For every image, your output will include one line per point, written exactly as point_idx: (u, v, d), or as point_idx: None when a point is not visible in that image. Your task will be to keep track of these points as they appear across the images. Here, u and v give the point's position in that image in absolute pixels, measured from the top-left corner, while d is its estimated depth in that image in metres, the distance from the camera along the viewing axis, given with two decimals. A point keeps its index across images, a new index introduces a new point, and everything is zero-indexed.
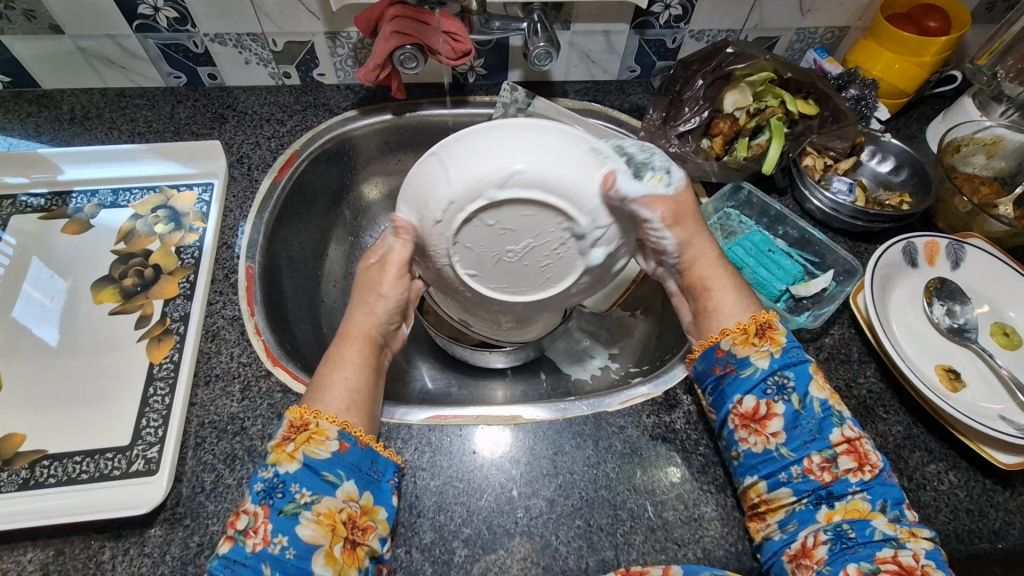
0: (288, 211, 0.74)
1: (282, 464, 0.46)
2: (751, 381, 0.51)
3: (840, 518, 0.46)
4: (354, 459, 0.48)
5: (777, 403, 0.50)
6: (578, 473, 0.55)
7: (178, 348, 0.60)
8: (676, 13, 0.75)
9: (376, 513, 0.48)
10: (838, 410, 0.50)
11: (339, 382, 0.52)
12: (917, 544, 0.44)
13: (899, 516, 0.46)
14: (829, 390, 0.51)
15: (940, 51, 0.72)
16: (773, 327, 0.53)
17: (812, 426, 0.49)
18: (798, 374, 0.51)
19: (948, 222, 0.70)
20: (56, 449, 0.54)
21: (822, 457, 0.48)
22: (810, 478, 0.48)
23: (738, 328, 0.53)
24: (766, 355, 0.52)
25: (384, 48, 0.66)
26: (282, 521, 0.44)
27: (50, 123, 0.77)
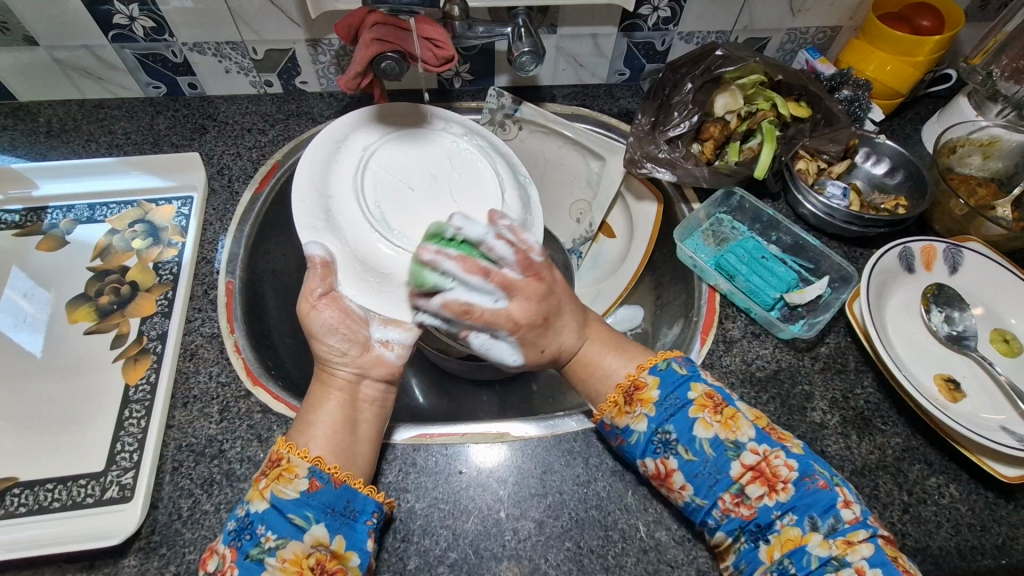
0: (270, 224, 0.73)
1: (252, 504, 0.45)
2: (641, 448, 0.50)
3: (779, 554, 0.45)
4: (326, 498, 0.46)
5: (670, 458, 0.48)
6: (567, 493, 0.53)
7: (155, 368, 0.58)
8: (665, 15, 0.74)
9: (347, 558, 0.45)
10: (733, 438, 0.48)
11: (318, 420, 0.51)
12: (856, 556, 0.42)
13: (835, 526, 0.44)
14: (717, 423, 0.48)
15: (934, 50, 0.71)
16: (641, 387, 0.51)
17: (711, 468, 0.47)
18: (678, 425, 0.49)
19: (945, 225, 0.68)
20: (28, 477, 0.52)
21: (732, 494, 0.47)
22: (732, 517, 0.47)
23: (610, 399, 0.52)
24: (642, 418, 0.50)
25: (364, 56, 0.64)
26: (247, 566, 0.43)
27: (26, 137, 0.75)
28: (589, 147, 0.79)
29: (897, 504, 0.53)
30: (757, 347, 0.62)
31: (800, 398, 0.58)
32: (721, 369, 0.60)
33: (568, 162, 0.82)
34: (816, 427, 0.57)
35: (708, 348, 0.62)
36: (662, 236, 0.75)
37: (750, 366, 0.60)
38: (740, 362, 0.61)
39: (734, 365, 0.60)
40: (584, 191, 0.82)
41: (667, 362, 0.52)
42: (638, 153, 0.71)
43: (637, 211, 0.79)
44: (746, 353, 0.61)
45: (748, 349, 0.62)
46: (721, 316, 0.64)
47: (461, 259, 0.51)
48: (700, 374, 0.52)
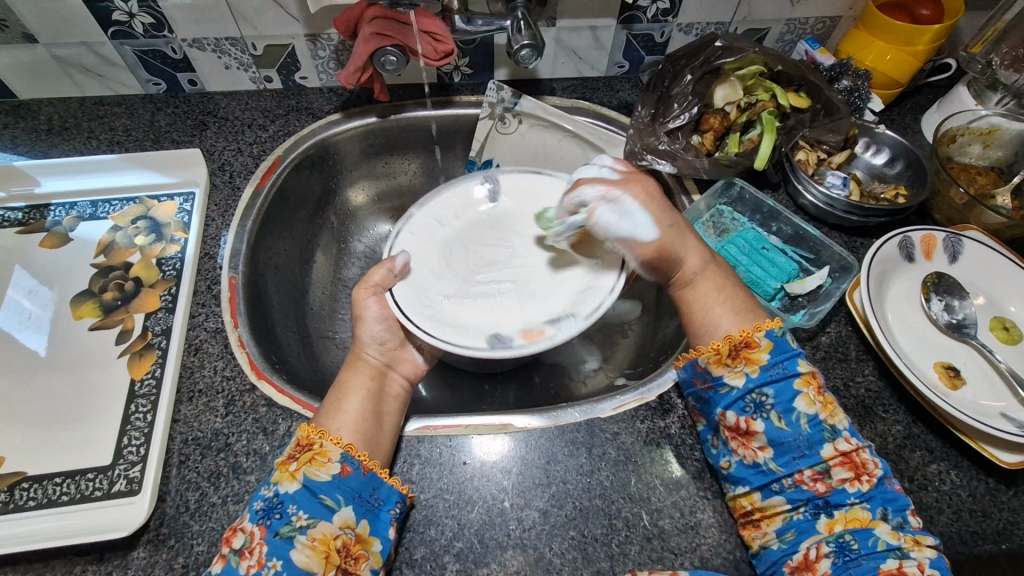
0: (273, 219, 0.73)
1: (283, 484, 0.46)
2: (727, 401, 0.51)
3: (841, 529, 0.46)
4: (355, 484, 0.48)
5: (757, 420, 0.50)
6: (571, 482, 0.54)
7: (160, 363, 0.58)
8: (663, 7, 0.74)
9: (370, 544, 0.46)
10: (832, 422, 0.49)
11: (346, 406, 0.52)
12: (922, 554, 0.44)
13: (902, 523, 0.46)
14: (821, 403, 0.50)
15: (933, 39, 0.71)
16: (753, 347, 0.52)
17: (801, 441, 0.49)
18: (780, 391, 0.50)
19: (945, 214, 0.68)
20: (37, 471, 0.53)
21: (814, 470, 0.48)
22: (802, 489, 0.48)
23: (713, 346, 0.53)
24: (741, 375, 0.51)
25: (363, 50, 0.64)
26: (277, 544, 0.44)
27: (27, 134, 0.75)
28: (589, 138, 0.79)
29: None
30: None
31: None
32: None
33: (567, 154, 0.81)
34: None
35: None
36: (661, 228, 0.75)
37: None
38: None
39: None
40: None
41: (782, 330, 0.52)
42: (638, 145, 0.72)
43: None
44: None
45: None
46: None
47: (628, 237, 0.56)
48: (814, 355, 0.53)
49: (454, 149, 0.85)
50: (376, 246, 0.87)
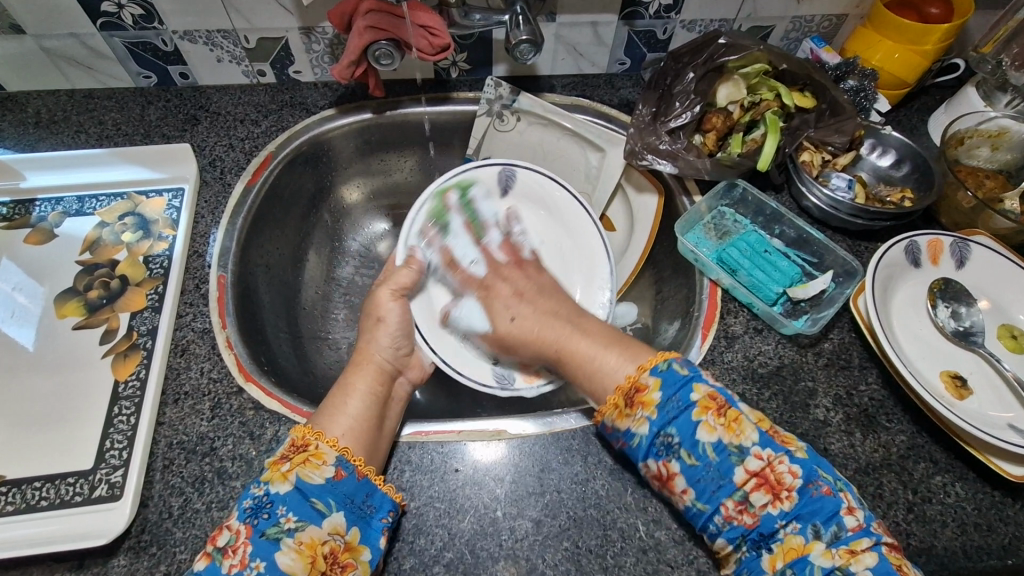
0: (264, 216, 0.71)
1: (274, 483, 0.45)
2: (641, 452, 0.48)
3: (783, 564, 0.43)
4: (348, 489, 0.46)
5: (671, 462, 0.46)
6: (566, 491, 0.52)
7: (145, 364, 0.57)
8: (666, 3, 0.72)
9: (359, 552, 0.45)
10: (736, 443, 0.45)
11: (347, 408, 0.51)
12: (860, 565, 0.40)
13: (837, 534, 0.42)
14: (721, 427, 0.46)
15: (942, 39, 0.69)
16: (641, 389, 0.48)
17: (714, 473, 0.45)
18: (680, 429, 0.46)
19: (952, 218, 0.67)
20: (16, 475, 0.51)
21: (735, 501, 0.45)
22: (734, 525, 0.45)
23: (611, 401, 0.50)
24: (643, 421, 0.48)
25: (357, 44, 0.63)
26: (261, 544, 0.42)
27: (15, 128, 0.74)
28: (589, 138, 0.76)
29: (901, 503, 0.52)
30: (759, 343, 0.60)
31: (803, 395, 0.57)
32: (723, 365, 0.59)
33: (567, 154, 0.79)
34: (819, 424, 0.56)
35: (709, 345, 0.60)
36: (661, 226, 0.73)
37: (752, 362, 0.59)
38: (741, 358, 0.59)
39: (736, 361, 0.59)
40: (582, 184, 0.79)
41: (668, 362, 0.49)
42: (639, 144, 0.70)
43: (637, 204, 0.76)
44: (748, 349, 0.60)
45: (750, 344, 0.60)
46: (723, 311, 0.63)
47: (466, 224, 0.70)
48: (704, 374, 0.49)
49: (452, 146, 0.83)
50: (371, 244, 0.86)
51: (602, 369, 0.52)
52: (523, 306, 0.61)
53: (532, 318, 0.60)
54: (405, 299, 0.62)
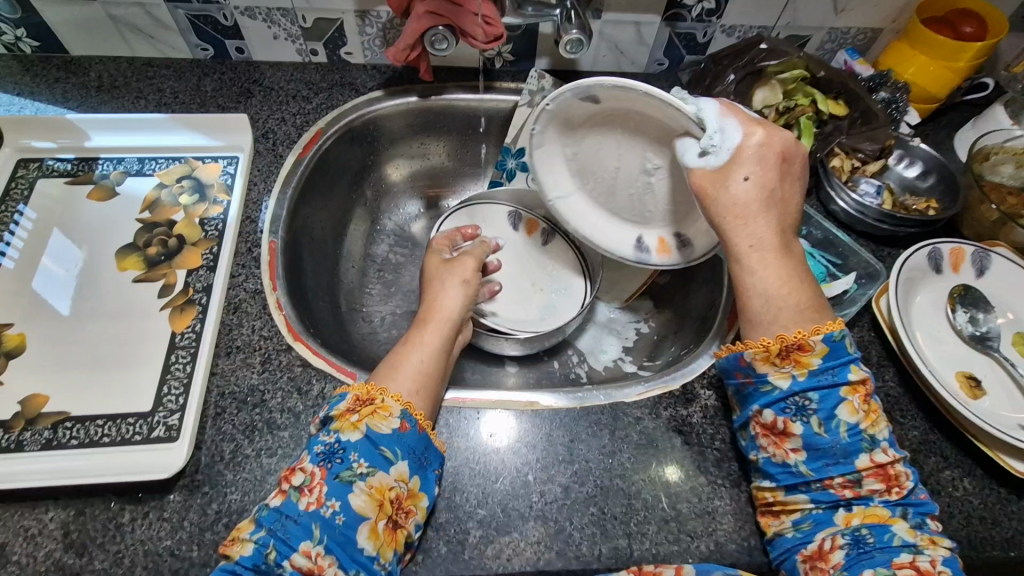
0: (312, 189, 0.75)
1: (344, 432, 0.48)
2: (768, 399, 0.50)
3: (859, 522, 0.46)
4: (412, 441, 0.50)
5: (796, 421, 0.49)
6: (593, 461, 0.55)
7: (201, 318, 0.60)
8: (709, 7, 0.75)
9: (418, 499, 0.49)
10: (871, 432, 0.48)
11: (411, 361, 0.55)
12: (936, 551, 0.44)
13: (920, 524, 0.46)
14: (863, 411, 0.48)
15: (975, 57, 0.72)
16: (805, 349, 0.49)
17: (838, 449, 0.48)
18: (825, 398, 0.48)
19: (974, 230, 0.69)
20: (79, 412, 0.54)
21: (845, 478, 0.48)
22: (829, 491, 0.48)
23: (763, 341, 0.51)
24: (787, 376, 0.50)
25: (416, 28, 0.66)
26: (337, 486, 0.46)
27: (77, 90, 0.77)
28: None
29: None
30: None
31: None
32: None
33: None
34: None
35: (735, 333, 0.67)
36: (790, 187, 0.54)
37: None
38: None
39: None
40: None
41: (841, 333, 0.49)
42: None
43: None
44: None
45: None
46: None
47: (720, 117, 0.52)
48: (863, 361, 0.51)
49: (491, 135, 0.87)
50: (405, 225, 0.89)
51: (784, 309, 0.51)
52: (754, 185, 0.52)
53: (731, 204, 0.53)
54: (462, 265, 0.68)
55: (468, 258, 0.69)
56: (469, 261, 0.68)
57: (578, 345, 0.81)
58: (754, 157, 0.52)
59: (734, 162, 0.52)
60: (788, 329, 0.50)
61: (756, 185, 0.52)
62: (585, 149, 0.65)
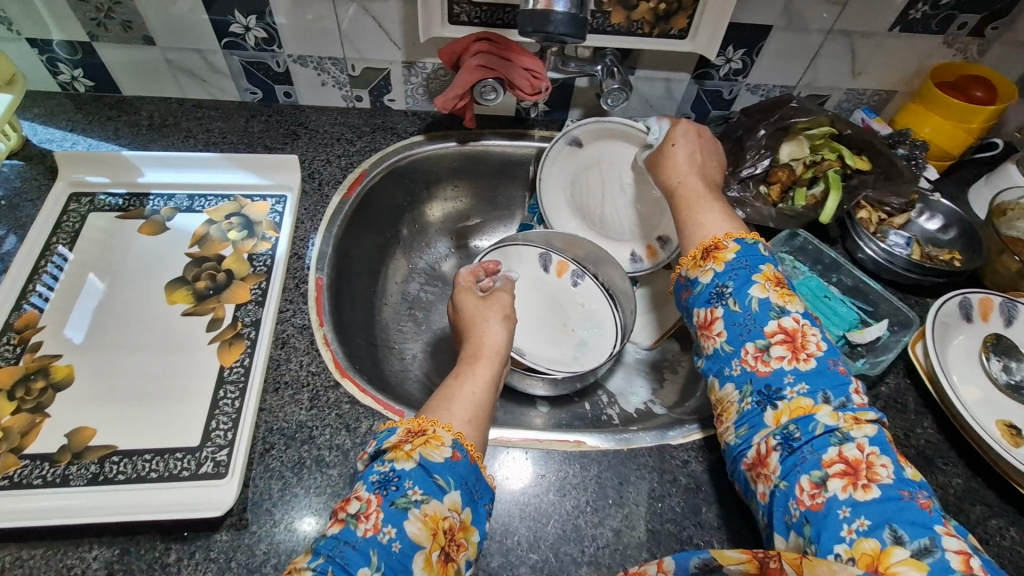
0: (354, 228, 0.77)
1: (399, 461, 0.47)
2: (699, 297, 0.56)
3: (786, 420, 0.47)
4: (464, 471, 0.48)
5: (718, 308, 0.54)
6: (643, 505, 0.55)
7: (249, 353, 0.60)
8: (736, 67, 0.80)
9: (470, 533, 0.47)
10: (781, 305, 0.52)
11: (465, 393, 0.56)
12: (860, 432, 0.45)
13: (845, 404, 0.47)
14: (774, 291, 0.52)
15: (987, 120, 0.77)
16: (720, 247, 0.56)
17: (749, 322, 0.52)
18: (738, 283, 0.53)
19: (996, 281, 0.72)
20: (126, 446, 0.54)
21: (757, 348, 0.51)
22: (747, 368, 0.51)
23: (691, 254, 0.59)
24: (709, 272, 0.56)
25: (466, 79, 0.69)
26: (393, 512, 0.44)
27: (129, 128, 0.80)
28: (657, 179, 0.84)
29: None
30: None
31: None
32: None
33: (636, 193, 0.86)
34: None
35: None
36: (715, 165, 0.69)
37: None
38: None
39: None
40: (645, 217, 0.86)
41: (753, 240, 0.56)
42: None
43: None
44: None
45: None
46: None
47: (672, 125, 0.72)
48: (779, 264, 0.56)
49: (524, 180, 0.90)
50: (436, 264, 0.90)
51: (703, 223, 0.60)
52: (689, 154, 0.68)
53: (678, 160, 0.68)
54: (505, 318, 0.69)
55: (501, 293, 0.72)
56: (502, 295, 0.72)
57: (609, 387, 0.82)
58: (684, 135, 0.70)
59: (669, 138, 0.70)
60: (707, 237, 0.59)
61: (690, 147, 0.69)
62: (584, 173, 0.86)
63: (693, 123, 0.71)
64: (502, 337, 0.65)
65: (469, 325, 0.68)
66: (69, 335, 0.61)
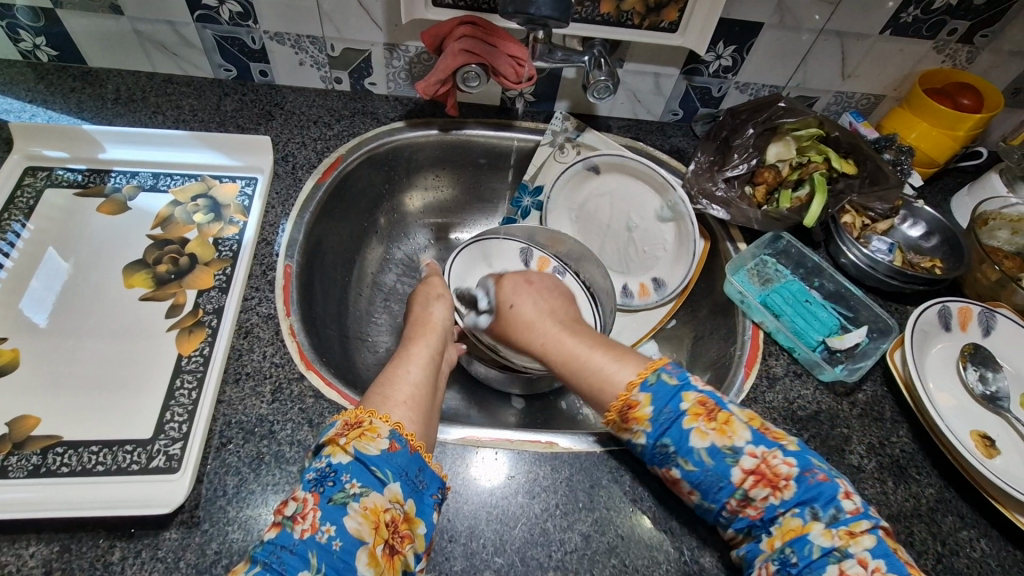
0: (327, 214, 0.74)
1: (336, 455, 0.44)
2: (647, 459, 0.51)
3: (780, 543, 0.45)
4: (403, 461, 0.46)
5: (672, 468, 0.49)
6: (614, 509, 0.53)
7: (210, 341, 0.57)
8: (726, 64, 0.79)
9: (416, 525, 0.44)
10: (729, 444, 0.47)
11: (410, 376, 0.54)
12: (859, 546, 0.42)
13: (836, 516, 0.44)
14: (712, 430, 0.48)
15: (973, 128, 0.76)
16: (634, 405, 0.50)
17: (712, 476, 0.48)
18: (674, 438, 0.48)
19: (976, 290, 0.72)
20: (73, 437, 0.51)
21: (737, 498, 0.47)
22: (740, 516, 0.47)
23: (607, 415, 0.52)
24: (640, 434, 0.50)
25: (450, 64, 0.67)
26: (330, 509, 0.42)
27: (93, 101, 0.76)
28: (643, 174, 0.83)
29: (931, 554, 0.54)
30: (799, 387, 0.64)
31: (838, 440, 0.60)
32: (764, 405, 0.62)
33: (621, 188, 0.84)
34: (854, 470, 0.58)
35: (752, 383, 0.64)
36: (533, 297, 0.63)
37: (792, 405, 0.62)
38: (781, 400, 0.63)
39: (776, 402, 0.63)
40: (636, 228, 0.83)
41: (655, 375, 0.50)
42: (695, 188, 0.76)
43: None
44: (788, 391, 0.63)
45: (790, 387, 0.64)
46: (764, 353, 0.67)
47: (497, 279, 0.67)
48: (694, 380, 0.50)
49: (507, 172, 0.87)
50: (414, 256, 0.88)
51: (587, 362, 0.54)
52: (529, 296, 0.63)
53: (540, 327, 0.59)
54: (444, 297, 0.66)
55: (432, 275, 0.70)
56: (433, 276, 0.69)
57: None
58: (513, 294, 0.64)
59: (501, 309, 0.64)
60: (607, 391, 0.52)
61: (528, 303, 0.62)
62: (596, 202, 0.85)
63: (515, 275, 0.66)
64: (442, 315, 0.63)
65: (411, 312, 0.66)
66: (24, 308, 0.58)
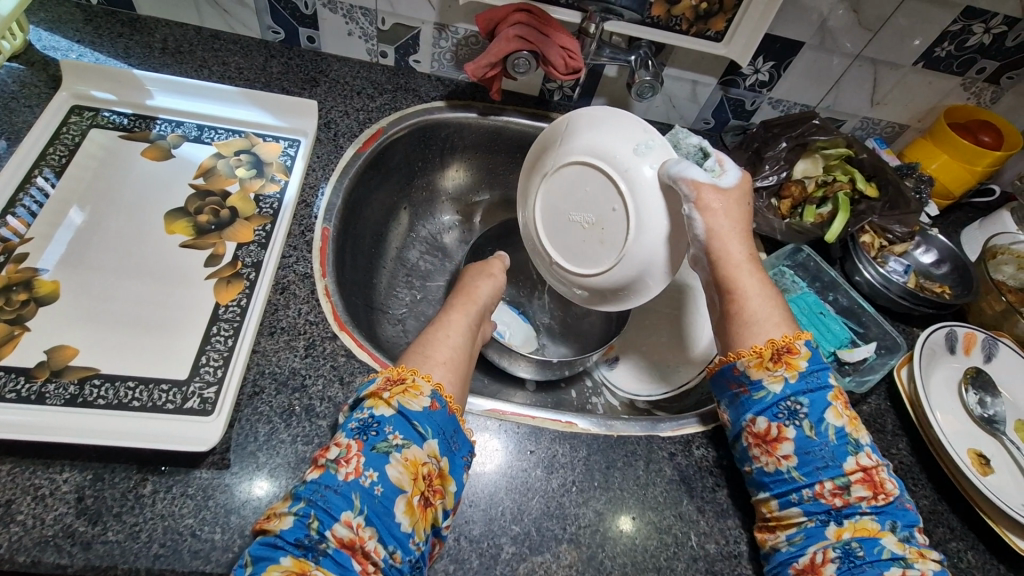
0: (363, 183, 0.75)
1: (378, 407, 0.46)
2: (762, 406, 0.52)
3: (849, 536, 0.47)
4: (441, 420, 0.47)
5: (789, 427, 0.51)
6: (628, 490, 0.56)
7: (247, 293, 0.58)
8: (763, 79, 0.81)
9: (448, 482, 0.46)
10: (855, 437, 0.50)
11: (450, 340, 0.56)
12: (925, 564, 0.45)
13: (909, 537, 0.48)
14: (847, 417, 0.51)
15: (991, 164, 0.80)
16: (792, 352, 0.52)
17: (826, 453, 0.50)
18: (813, 401, 0.51)
19: (980, 319, 0.75)
20: (110, 370, 0.52)
21: (834, 484, 0.49)
22: (820, 501, 0.49)
23: (754, 349, 0.54)
24: (779, 380, 0.52)
25: (503, 48, 0.68)
26: (373, 456, 0.43)
27: (140, 48, 0.76)
28: None
29: None
30: None
31: None
32: None
33: None
34: None
35: None
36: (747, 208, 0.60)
37: None
38: None
39: None
40: None
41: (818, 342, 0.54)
42: None
43: None
44: None
45: None
46: None
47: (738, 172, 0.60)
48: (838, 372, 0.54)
49: None
50: (438, 235, 0.89)
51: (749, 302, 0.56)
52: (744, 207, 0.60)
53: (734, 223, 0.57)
54: (494, 277, 0.68)
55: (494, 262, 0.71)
56: (495, 263, 0.71)
57: (597, 377, 0.83)
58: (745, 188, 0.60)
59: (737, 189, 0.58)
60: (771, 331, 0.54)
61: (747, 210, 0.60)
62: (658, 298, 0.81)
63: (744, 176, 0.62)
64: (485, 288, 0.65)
65: (457, 283, 0.68)
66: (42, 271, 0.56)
